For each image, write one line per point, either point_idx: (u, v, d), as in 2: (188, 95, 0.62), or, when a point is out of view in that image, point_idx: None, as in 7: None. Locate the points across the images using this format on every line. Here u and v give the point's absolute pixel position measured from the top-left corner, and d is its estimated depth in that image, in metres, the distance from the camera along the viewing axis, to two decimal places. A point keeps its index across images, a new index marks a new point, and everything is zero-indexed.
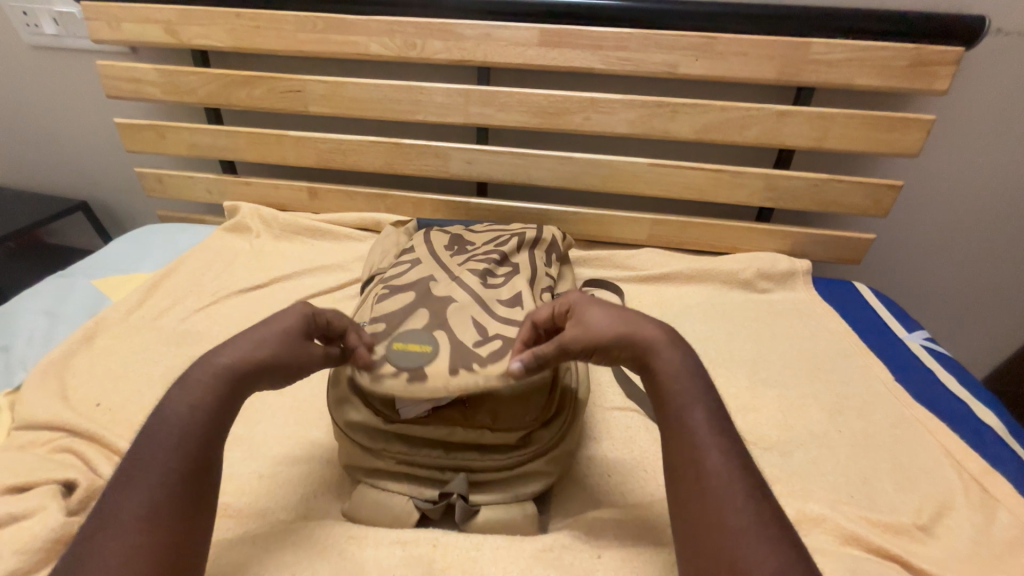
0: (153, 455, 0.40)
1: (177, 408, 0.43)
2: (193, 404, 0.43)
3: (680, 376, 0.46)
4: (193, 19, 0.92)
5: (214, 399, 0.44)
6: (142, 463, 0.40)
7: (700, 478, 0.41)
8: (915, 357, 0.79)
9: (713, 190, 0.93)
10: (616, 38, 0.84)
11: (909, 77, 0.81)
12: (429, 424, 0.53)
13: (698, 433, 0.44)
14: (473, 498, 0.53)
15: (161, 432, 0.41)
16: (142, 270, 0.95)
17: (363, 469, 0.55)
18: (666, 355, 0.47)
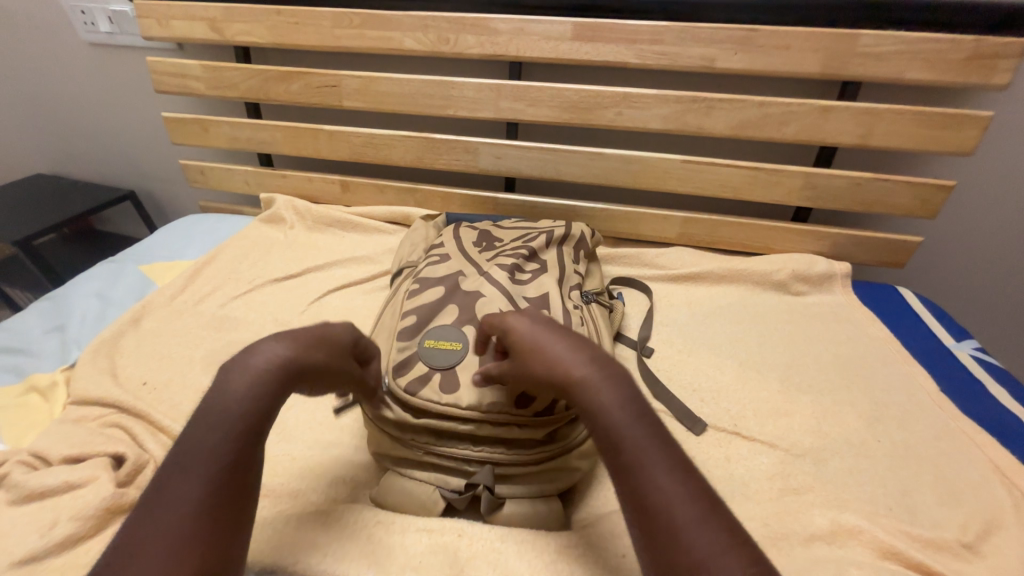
0: (205, 440, 0.36)
1: (228, 393, 0.39)
2: (240, 387, 0.39)
3: (622, 409, 0.38)
4: (237, 17, 0.95)
5: (263, 383, 0.40)
6: (192, 449, 0.36)
7: (668, 541, 0.32)
8: (963, 368, 0.75)
9: (748, 188, 0.91)
10: (652, 31, 0.82)
11: (965, 71, 0.76)
12: (457, 417, 0.53)
13: (651, 477, 0.34)
14: (499, 490, 0.53)
15: (212, 417, 0.38)
16: (186, 258, 0.99)
17: (392, 457, 0.56)
18: (597, 383, 0.40)
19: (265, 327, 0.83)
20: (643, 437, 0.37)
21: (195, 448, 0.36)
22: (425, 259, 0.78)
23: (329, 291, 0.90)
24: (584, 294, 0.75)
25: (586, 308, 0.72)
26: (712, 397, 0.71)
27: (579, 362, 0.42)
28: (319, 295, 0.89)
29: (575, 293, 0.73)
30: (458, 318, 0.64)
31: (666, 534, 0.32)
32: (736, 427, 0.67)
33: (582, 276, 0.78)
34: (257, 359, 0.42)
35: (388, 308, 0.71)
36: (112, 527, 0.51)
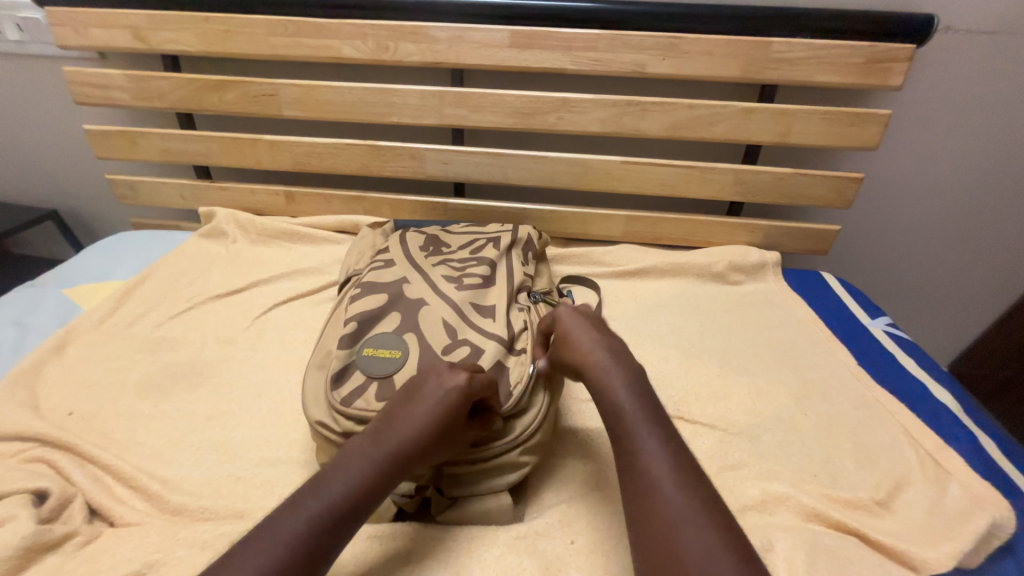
0: (355, 468, 0.45)
1: (390, 435, 0.47)
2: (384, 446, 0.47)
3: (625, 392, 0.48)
4: (163, 24, 0.91)
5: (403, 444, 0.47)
6: (330, 480, 0.44)
7: (655, 499, 0.41)
8: (877, 342, 0.83)
9: (685, 186, 0.96)
10: (585, 39, 0.86)
11: (865, 73, 0.84)
12: None
13: (648, 447, 0.44)
14: (448, 490, 0.54)
15: (367, 448, 0.46)
16: (116, 277, 0.94)
17: None
18: (613, 370, 0.49)
19: (206, 345, 0.80)
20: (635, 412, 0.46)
21: (344, 474, 0.44)
22: (371, 265, 0.77)
23: (276, 305, 0.87)
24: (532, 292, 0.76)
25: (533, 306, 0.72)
26: (658, 384, 0.75)
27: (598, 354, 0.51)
28: (265, 309, 0.86)
29: (522, 296, 0.74)
30: (398, 323, 0.65)
31: (646, 490, 0.42)
32: (679, 412, 0.70)
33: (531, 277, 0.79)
34: (401, 420, 0.48)
35: (332, 318, 0.70)
36: (35, 567, 0.48)
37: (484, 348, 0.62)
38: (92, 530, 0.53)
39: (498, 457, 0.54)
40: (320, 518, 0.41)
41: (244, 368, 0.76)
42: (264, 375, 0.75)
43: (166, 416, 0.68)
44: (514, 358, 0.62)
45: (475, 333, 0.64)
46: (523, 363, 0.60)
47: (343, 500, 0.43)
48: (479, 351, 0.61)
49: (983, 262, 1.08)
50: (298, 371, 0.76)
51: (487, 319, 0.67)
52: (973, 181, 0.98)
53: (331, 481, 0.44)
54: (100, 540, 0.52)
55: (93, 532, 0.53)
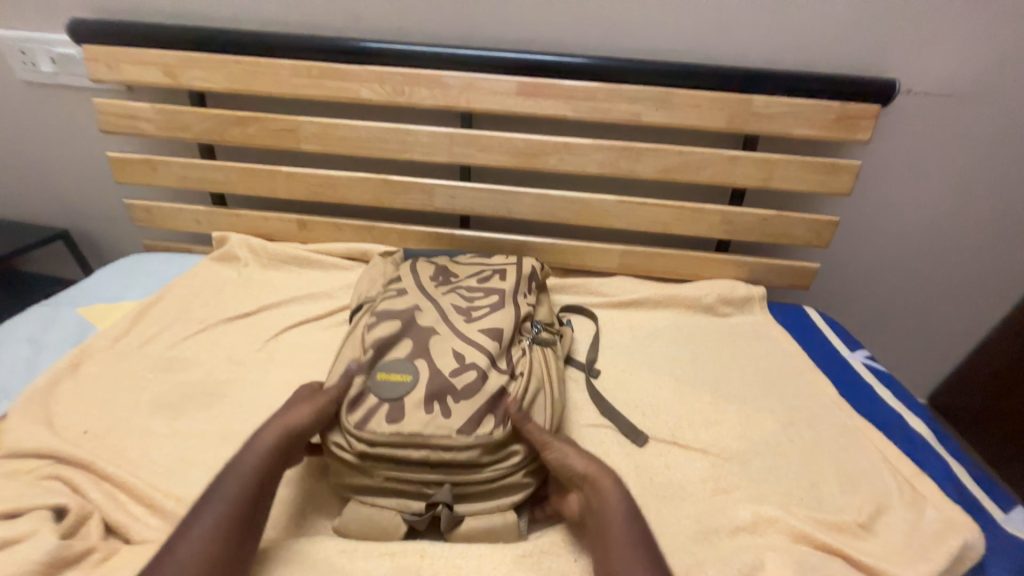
0: (241, 463, 0.54)
1: (273, 426, 0.58)
2: (259, 448, 0.56)
3: (612, 498, 0.54)
4: (194, 64, 0.98)
5: (277, 443, 0.57)
6: (224, 483, 0.52)
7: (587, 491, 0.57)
8: (857, 374, 0.88)
9: (676, 224, 1.03)
10: (585, 90, 0.95)
11: (836, 128, 0.94)
12: (407, 446, 0.57)
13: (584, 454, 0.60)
14: (456, 508, 0.58)
15: (246, 453, 0.55)
16: (129, 298, 0.97)
17: (351, 487, 0.59)
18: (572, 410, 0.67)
19: (218, 366, 0.82)
20: (618, 522, 0.52)
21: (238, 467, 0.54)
22: (384, 294, 0.81)
23: (286, 329, 0.90)
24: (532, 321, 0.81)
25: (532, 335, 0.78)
26: (653, 410, 0.79)
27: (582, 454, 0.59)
28: (275, 332, 0.89)
29: (524, 327, 0.79)
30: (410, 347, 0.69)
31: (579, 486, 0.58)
32: (674, 437, 0.74)
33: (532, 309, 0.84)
34: (273, 426, 0.58)
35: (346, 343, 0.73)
36: None
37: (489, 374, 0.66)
38: (109, 546, 0.55)
39: (500, 478, 0.58)
40: (232, 502, 0.51)
41: (256, 389, 0.78)
42: (274, 396, 0.77)
43: (179, 435, 0.70)
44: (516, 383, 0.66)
45: (480, 357, 0.68)
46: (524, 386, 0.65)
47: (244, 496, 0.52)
48: (484, 378, 0.66)
49: (953, 300, 1.15)
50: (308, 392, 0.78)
51: (491, 343, 0.71)
52: (939, 225, 1.07)
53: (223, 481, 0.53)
54: (117, 556, 0.54)
55: (110, 548, 0.55)
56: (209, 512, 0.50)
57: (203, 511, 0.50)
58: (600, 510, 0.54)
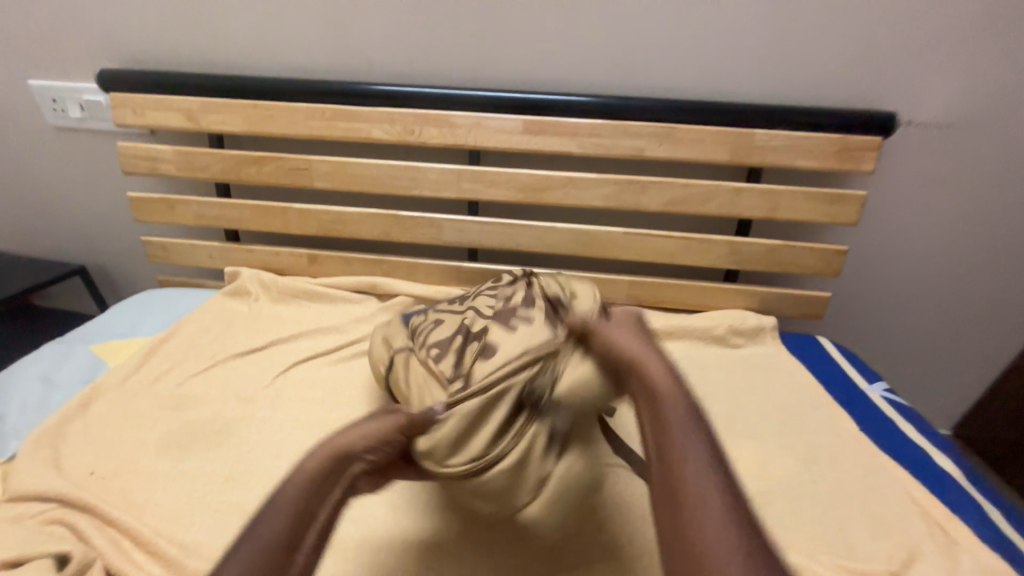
0: (284, 495, 0.42)
1: (323, 448, 0.47)
2: (306, 476, 0.44)
3: (682, 415, 0.43)
4: (214, 109, 1.03)
5: (327, 470, 0.45)
6: (260, 524, 0.40)
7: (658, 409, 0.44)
8: (877, 408, 0.86)
9: (684, 255, 1.03)
10: (590, 128, 0.97)
11: (840, 159, 0.95)
12: (482, 403, 0.60)
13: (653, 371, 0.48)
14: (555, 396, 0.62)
15: (292, 481, 0.43)
16: (141, 334, 0.98)
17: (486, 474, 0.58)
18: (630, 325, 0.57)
19: (227, 403, 0.82)
20: (691, 439, 0.41)
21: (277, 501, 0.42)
22: (417, 325, 0.80)
23: (296, 364, 0.91)
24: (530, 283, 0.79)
25: (535, 289, 0.76)
26: None
27: (662, 365, 0.49)
28: (285, 367, 0.89)
29: (531, 289, 0.77)
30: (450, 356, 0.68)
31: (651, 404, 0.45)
32: None
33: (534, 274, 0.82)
34: (326, 447, 0.47)
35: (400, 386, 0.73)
36: None
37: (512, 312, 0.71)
38: None
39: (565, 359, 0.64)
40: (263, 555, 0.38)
41: (264, 427, 0.78)
42: (282, 434, 0.77)
43: (185, 476, 0.69)
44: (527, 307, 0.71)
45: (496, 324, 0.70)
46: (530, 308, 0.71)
47: (277, 542, 0.39)
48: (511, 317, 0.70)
49: (972, 328, 1.13)
50: (317, 431, 0.78)
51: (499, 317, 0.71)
52: (951, 252, 1.06)
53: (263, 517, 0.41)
54: None
55: None
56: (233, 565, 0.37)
57: (234, 557, 0.38)
58: (662, 411, 0.44)
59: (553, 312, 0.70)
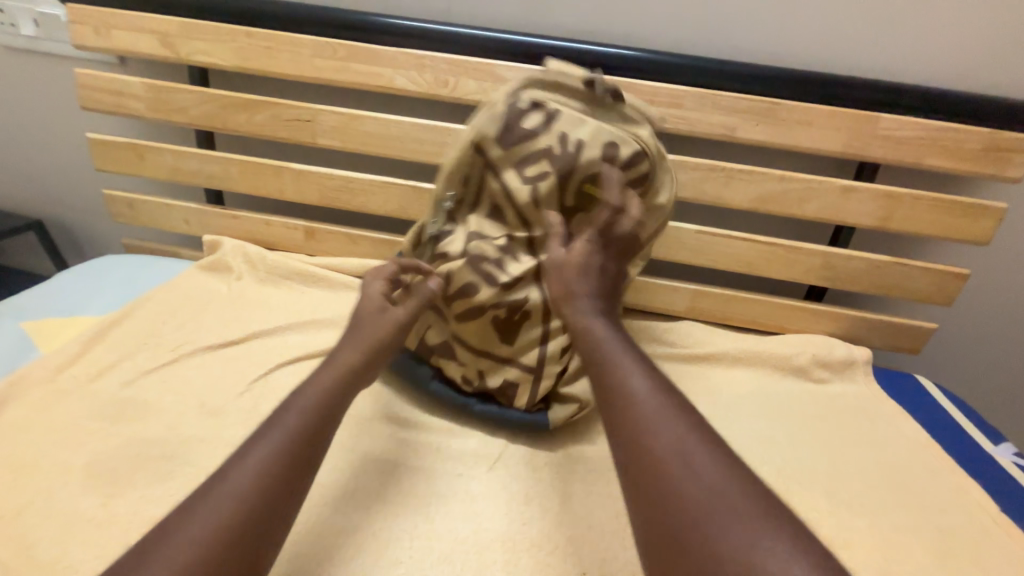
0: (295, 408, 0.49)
1: (333, 365, 0.55)
2: (319, 387, 0.52)
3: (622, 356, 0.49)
4: (197, 34, 0.82)
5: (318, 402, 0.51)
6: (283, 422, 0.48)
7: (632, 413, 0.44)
8: (1012, 479, 0.68)
9: (765, 264, 0.84)
10: (670, 95, 0.77)
11: (981, 161, 0.75)
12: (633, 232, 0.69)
13: (619, 368, 0.48)
14: (619, 112, 0.66)
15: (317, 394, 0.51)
16: (88, 312, 0.78)
17: (663, 211, 0.69)
18: (597, 324, 0.53)
19: (186, 416, 0.64)
20: (663, 428, 0.42)
21: (240, 468, 0.44)
22: (484, 305, 0.66)
23: (281, 366, 0.72)
24: (507, 137, 0.66)
25: (522, 129, 0.65)
26: None
27: (630, 368, 0.48)
28: (266, 370, 0.71)
29: (521, 134, 0.65)
30: None
31: (616, 397, 0.46)
32: None
33: (492, 131, 0.66)
34: (337, 362, 0.55)
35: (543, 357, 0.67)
36: None
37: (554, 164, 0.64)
38: None
39: (602, 132, 0.64)
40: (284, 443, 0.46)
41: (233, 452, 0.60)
42: None
43: (118, 522, 0.51)
44: (551, 142, 0.64)
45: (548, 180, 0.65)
46: (551, 141, 0.64)
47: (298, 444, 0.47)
48: (564, 169, 0.64)
49: None
50: None
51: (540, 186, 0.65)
52: None
53: (222, 480, 0.43)
54: None
55: None
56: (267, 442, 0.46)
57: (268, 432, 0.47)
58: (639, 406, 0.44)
59: (560, 127, 0.65)
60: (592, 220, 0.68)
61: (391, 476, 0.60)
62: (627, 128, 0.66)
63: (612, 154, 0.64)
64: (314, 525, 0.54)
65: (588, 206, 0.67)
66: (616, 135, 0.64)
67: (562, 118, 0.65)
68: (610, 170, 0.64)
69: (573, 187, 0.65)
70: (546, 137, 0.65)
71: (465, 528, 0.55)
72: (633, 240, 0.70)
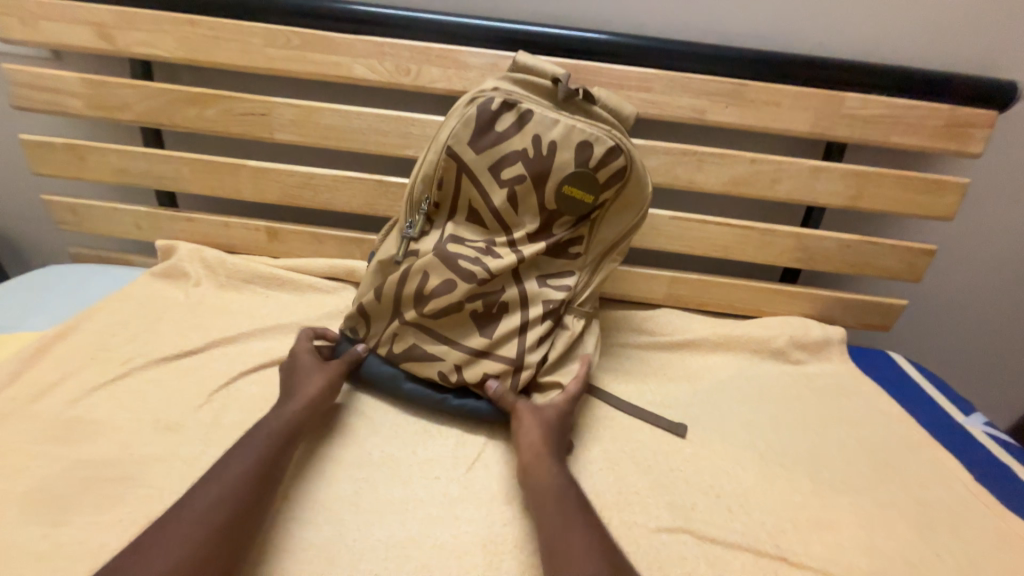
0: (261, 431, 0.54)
1: (290, 397, 0.59)
2: (280, 414, 0.56)
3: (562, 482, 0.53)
4: (136, 23, 0.76)
5: (280, 425, 0.55)
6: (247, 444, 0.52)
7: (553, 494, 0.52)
8: (984, 448, 0.69)
9: (740, 248, 0.84)
10: (639, 78, 0.75)
11: (944, 138, 0.76)
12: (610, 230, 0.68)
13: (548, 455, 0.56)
14: (595, 107, 0.64)
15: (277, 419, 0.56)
16: (29, 327, 0.72)
17: (641, 207, 0.67)
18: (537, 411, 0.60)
19: (139, 433, 0.59)
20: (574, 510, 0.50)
21: (222, 476, 0.49)
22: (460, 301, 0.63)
23: (244, 375, 0.68)
24: (482, 142, 0.63)
25: (496, 132, 0.63)
26: (741, 506, 0.59)
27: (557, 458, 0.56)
28: (228, 380, 0.67)
29: (493, 137, 0.63)
30: (527, 276, 0.66)
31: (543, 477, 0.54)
32: (780, 550, 0.54)
33: (464, 133, 0.63)
34: (295, 393, 0.59)
35: (520, 355, 0.64)
36: None
37: (528, 168, 0.63)
38: None
39: (581, 129, 0.62)
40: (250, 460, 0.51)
41: (191, 470, 0.56)
42: None
43: (60, 553, 0.47)
44: (524, 145, 0.63)
45: (522, 184, 0.63)
46: (525, 144, 0.63)
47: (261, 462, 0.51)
48: (538, 171, 0.63)
49: None
50: None
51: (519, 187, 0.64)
52: None
53: (191, 505, 0.46)
54: None
55: None
56: (233, 464, 0.50)
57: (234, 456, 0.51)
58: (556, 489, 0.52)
59: (535, 128, 0.62)
60: (571, 220, 0.66)
61: (366, 483, 0.57)
62: (604, 125, 0.63)
63: (591, 154, 0.62)
64: (283, 541, 0.50)
65: (568, 207, 0.64)
66: (590, 134, 0.62)
67: (537, 118, 0.62)
68: (586, 170, 0.62)
69: (550, 188, 0.63)
70: (523, 137, 0.63)
71: (444, 534, 0.53)
72: (613, 238, 0.68)
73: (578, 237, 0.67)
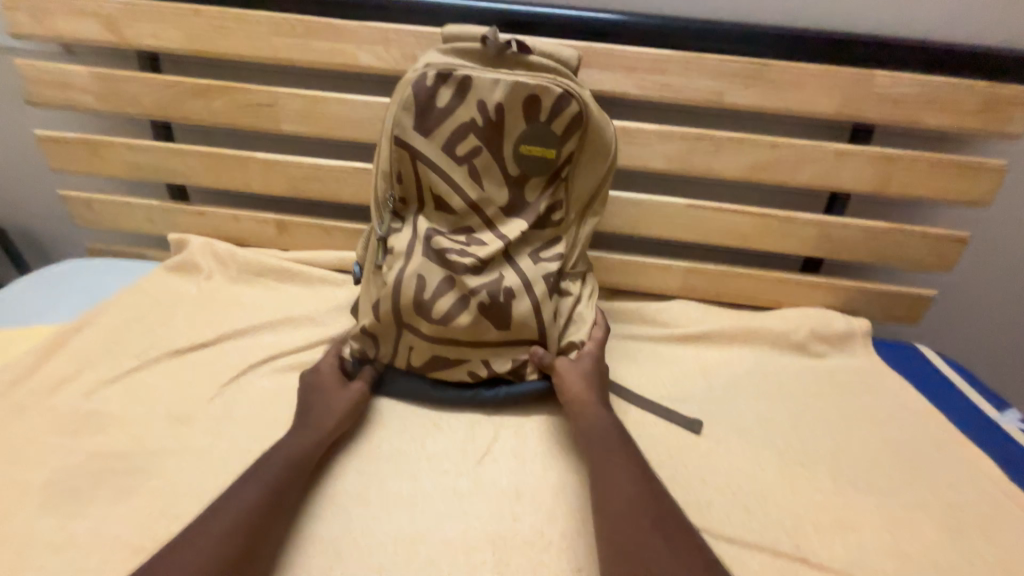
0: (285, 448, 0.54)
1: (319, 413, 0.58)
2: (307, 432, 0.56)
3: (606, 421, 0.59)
4: (142, 15, 0.76)
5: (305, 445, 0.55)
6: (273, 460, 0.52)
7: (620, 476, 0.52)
8: (1019, 446, 0.66)
9: (758, 237, 0.81)
10: (652, 60, 0.72)
11: (980, 117, 0.72)
12: (584, 185, 0.67)
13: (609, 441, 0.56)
14: (529, 60, 0.62)
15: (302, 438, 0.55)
16: (47, 321, 0.74)
17: (607, 153, 0.66)
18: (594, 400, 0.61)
19: (152, 426, 0.60)
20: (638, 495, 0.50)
21: (239, 492, 0.49)
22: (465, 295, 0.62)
23: (254, 368, 0.68)
24: (431, 124, 0.62)
25: (438, 110, 0.62)
26: (758, 504, 0.57)
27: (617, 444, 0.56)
28: (237, 373, 0.67)
29: (437, 116, 0.62)
30: (518, 253, 0.65)
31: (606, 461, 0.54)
32: (799, 551, 0.53)
33: (407, 120, 0.62)
34: (322, 410, 0.59)
35: (543, 332, 0.64)
36: None
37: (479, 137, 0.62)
38: None
39: (525, 85, 0.61)
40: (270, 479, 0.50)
41: (202, 462, 0.56)
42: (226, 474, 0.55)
43: (75, 544, 0.48)
44: (472, 115, 0.62)
45: (480, 155, 0.63)
46: (472, 114, 0.62)
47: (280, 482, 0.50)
48: (492, 136, 0.62)
49: None
50: None
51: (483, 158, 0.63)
52: None
53: (211, 519, 0.46)
54: None
55: None
56: (256, 480, 0.50)
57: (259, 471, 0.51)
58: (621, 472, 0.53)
59: (479, 94, 0.61)
60: (541, 182, 0.65)
61: (374, 477, 0.57)
62: (546, 74, 0.62)
63: (545, 107, 0.61)
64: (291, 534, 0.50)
65: (535, 166, 0.64)
66: (534, 87, 0.61)
67: (480, 85, 0.61)
68: (541, 126, 0.62)
69: (509, 153, 0.63)
70: (470, 107, 0.62)
71: (450, 530, 0.52)
72: (587, 190, 0.67)
73: (558, 201, 0.66)
